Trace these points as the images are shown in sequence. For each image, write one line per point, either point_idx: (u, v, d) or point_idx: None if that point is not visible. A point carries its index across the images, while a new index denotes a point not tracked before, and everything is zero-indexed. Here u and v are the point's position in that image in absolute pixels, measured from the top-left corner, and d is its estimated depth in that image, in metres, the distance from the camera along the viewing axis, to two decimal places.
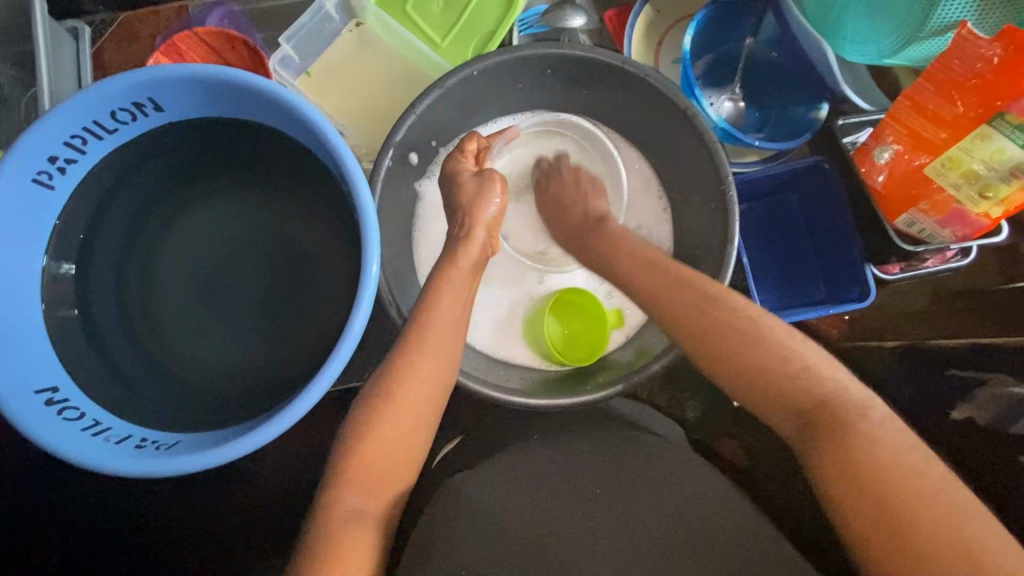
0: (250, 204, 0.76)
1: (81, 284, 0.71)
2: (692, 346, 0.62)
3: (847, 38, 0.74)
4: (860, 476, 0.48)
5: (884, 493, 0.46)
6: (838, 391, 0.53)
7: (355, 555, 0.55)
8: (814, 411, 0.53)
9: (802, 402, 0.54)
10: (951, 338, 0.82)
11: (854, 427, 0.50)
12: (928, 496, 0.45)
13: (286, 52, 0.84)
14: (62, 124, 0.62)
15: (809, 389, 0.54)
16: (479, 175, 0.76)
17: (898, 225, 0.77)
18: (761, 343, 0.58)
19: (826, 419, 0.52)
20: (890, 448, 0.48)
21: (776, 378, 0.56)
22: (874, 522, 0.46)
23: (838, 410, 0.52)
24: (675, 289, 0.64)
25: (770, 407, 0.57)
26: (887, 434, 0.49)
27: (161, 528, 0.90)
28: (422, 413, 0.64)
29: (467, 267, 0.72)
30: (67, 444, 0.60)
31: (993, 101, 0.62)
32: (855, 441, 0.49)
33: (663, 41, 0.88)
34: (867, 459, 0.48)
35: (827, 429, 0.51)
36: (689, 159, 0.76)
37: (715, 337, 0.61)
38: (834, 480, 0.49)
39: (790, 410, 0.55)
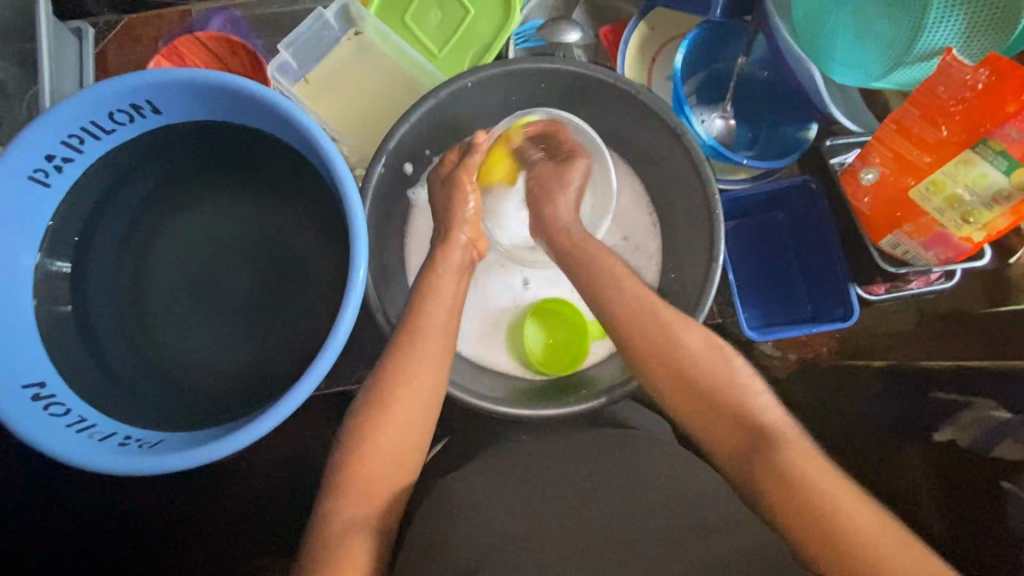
0: (243, 205, 0.77)
1: (74, 281, 0.72)
2: (661, 360, 0.63)
3: (836, 60, 0.75)
4: (796, 487, 0.52)
5: (817, 501, 0.51)
6: (762, 411, 0.59)
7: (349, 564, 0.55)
8: (751, 430, 0.58)
9: (737, 421, 0.58)
10: (937, 359, 0.83)
11: (783, 443, 0.56)
12: (853, 504, 0.50)
13: (285, 59, 0.85)
14: (61, 122, 0.62)
15: (740, 407, 0.59)
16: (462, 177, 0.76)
17: (883, 246, 0.77)
18: (705, 365, 0.61)
19: (759, 438, 0.57)
20: (813, 461, 0.54)
21: (727, 398, 0.59)
22: (817, 531, 0.50)
23: (767, 429, 0.57)
24: (651, 307, 0.66)
25: (709, 426, 0.60)
26: (807, 449, 0.55)
27: (142, 526, 0.89)
28: (416, 420, 0.64)
29: (454, 276, 0.73)
30: (51, 440, 0.60)
31: (976, 127, 0.65)
32: (787, 456, 0.54)
33: (656, 58, 0.90)
34: (800, 472, 0.53)
35: (763, 448, 0.56)
36: (674, 176, 0.78)
37: (687, 353, 0.62)
38: (773, 493, 0.53)
39: (730, 430, 0.59)
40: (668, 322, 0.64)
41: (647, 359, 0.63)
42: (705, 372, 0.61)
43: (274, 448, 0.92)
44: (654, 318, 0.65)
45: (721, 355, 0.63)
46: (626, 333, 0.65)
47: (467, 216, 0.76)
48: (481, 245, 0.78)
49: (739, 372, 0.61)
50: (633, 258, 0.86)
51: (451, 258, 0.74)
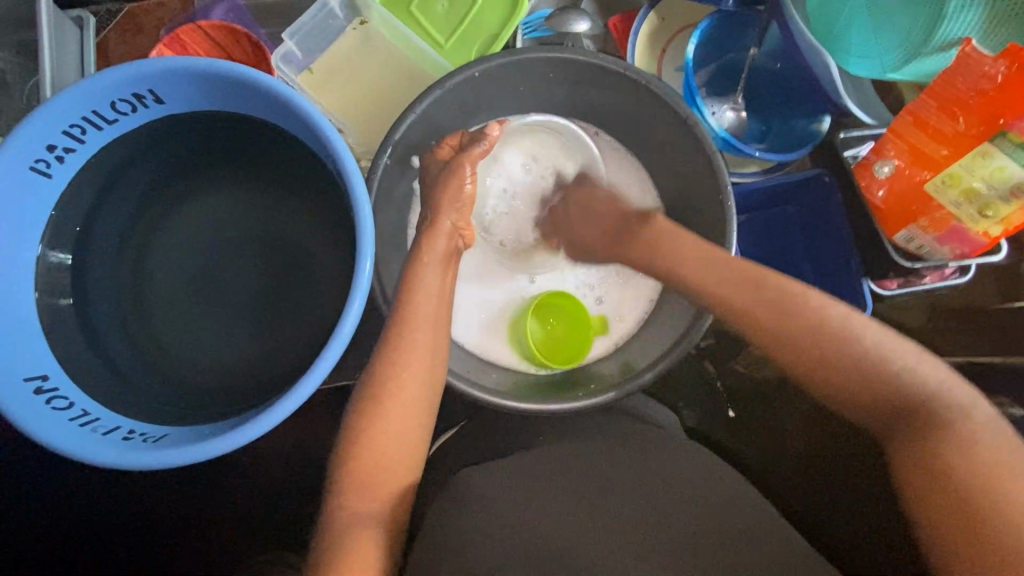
0: (247, 196, 0.76)
1: (79, 273, 0.71)
2: (782, 331, 0.62)
3: (852, 52, 0.74)
4: (943, 471, 0.51)
5: (966, 487, 0.50)
6: (938, 394, 0.56)
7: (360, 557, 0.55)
8: (910, 409, 0.56)
9: (891, 398, 0.57)
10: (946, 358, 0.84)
11: (946, 426, 0.53)
12: (1014, 499, 0.48)
13: (289, 48, 0.84)
14: (64, 111, 0.61)
15: (898, 384, 0.57)
16: (459, 164, 0.74)
17: (897, 241, 0.77)
18: (849, 337, 0.59)
19: (919, 418, 0.55)
20: (980, 452, 0.51)
21: (881, 372, 0.57)
22: (952, 512, 0.49)
23: (932, 410, 0.55)
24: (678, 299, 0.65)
25: (853, 402, 0.59)
26: (972, 431, 0.52)
27: (147, 520, 0.89)
28: (414, 416, 0.63)
29: (437, 264, 0.71)
30: (52, 434, 0.60)
31: (996, 119, 0.63)
32: (948, 441, 0.52)
33: (666, 50, 0.88)
34: (954, 457, 0.51)
35: (916, 426, 0.55)
36: (685, 169, 0.76)
37: (799, 320, 0.61)
38: (914, 472, 0.53)
39: (878, 404, 0.58)
40: (753, 295, 0.64)
41: (762, 332, 0.63)
42: (842, 345, 0.59)
43: (282, 443, 0.91)
44: (750, 295, 0.64)
45: (860, 324, 0.60)
46: (736, 305, 0.64)
47: (459, 201, 0.74)
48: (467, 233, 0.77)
49: (887, 341, 0.59)
50: None
51: (434, 245, 0.72)
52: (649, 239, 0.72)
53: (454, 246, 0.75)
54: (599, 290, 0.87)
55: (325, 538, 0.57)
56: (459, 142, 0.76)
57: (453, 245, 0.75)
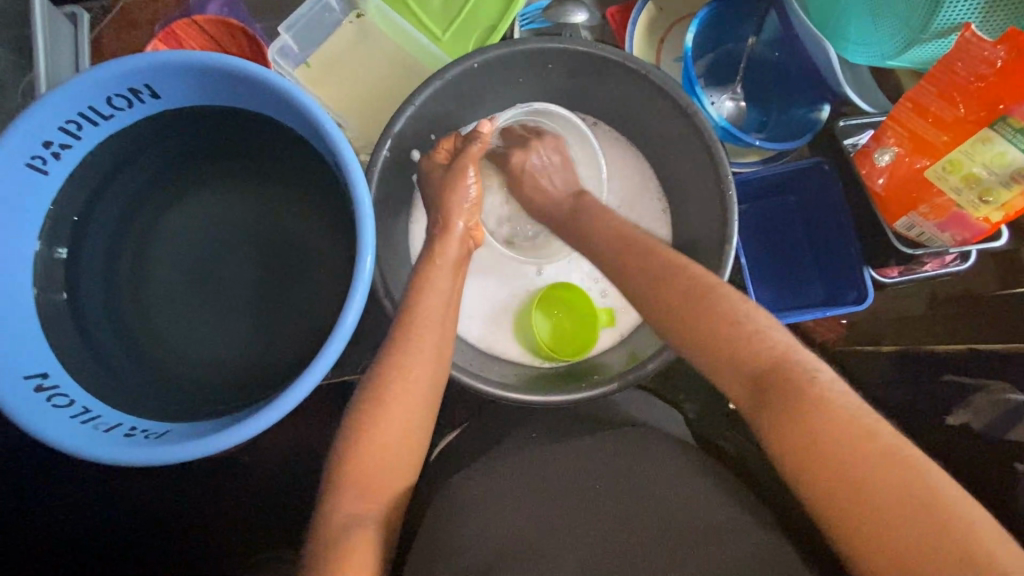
0: (244, 191, 0.75)
1: (75, 270, 0.70)
2: (671, 312, 0.61)
3: (851, 40, 0.75)
4: (817, 442, 0.48)
5: (844, 454, 0.47)
6: (788, 355, 0.54)
7: (361, 550, 0.54)
8: (766, 377, 0.53)
9: (751, 370, 0.55)
10: (948, 343, 0.83)
11: (802, 390, 0.51)
12: (882, 453, 0.46)
13: (286, 42, 0.83)
14: (57, 107, 0.61)
15: (751, 349, 0.55)
16: (463, 167, 0.75)
17: (898, 229, 0.77)
18: (716, 316, 0.58)
19: (779, 384, 0.52)
20: (835, 411, 0.49)
21: (736, 345, 0.56)
22: (842, 497, 0.46)
23: (787, 374, 0.53)
24: (674, 286, 0.62)
25: (721, 372, 0.57)
26: (828, 391, 0.50)
27: (147, 515, 0.88)
28: (416, 412, 0.63)
29: (449, 272, 0.71)
30: (55, 431, 0.59)
31: (995, 104, 0.62)
32: (810, 404, 0.50)
33: (664, 39, 0.88)
34: (824, 423, 0.48)
35: (779, 397, 0.52)
36: (686, 160, 0.76)
37: (673, 310, 0.61)
38: (789, 446, 0.50)
39: (737, 381, 0.56)
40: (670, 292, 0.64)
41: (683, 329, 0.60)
42: (716, 323, 0.58)
43: (279, 442, 0.91)
44: (652, 282, 0.64)
45: (720, 295, 0.60)
46: (642, 295, 0.64)
47: (466, 200, 0.74)
48: (478, 233, 0.76)
49: (736, 305, 0.58)
50: None
51: (447, 251, 0.72)
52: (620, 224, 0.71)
53: (468, 250, 0.75)
54: (603, 282, 0.87)
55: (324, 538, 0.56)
56: (454, 145, 0.77)
57: (467, 253, 0.75)
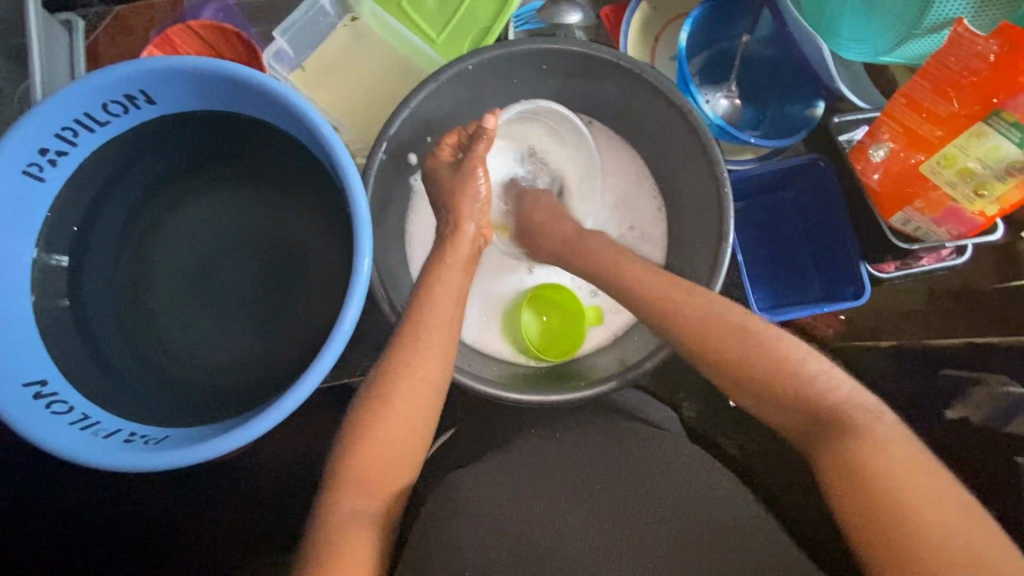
0: (241, 196, 0.75)
1: (74, 275, 0.70)
2: (702, 332, 0.60)
3: (844, 36, 0.74)
4: (861, 475, 0.48)
5: (884, 488, 0.47)
6: (850, 394, 0.54)
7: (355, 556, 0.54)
8: (824, 412, 0.54)
9: (810, 403, 0.55)
10: (946, 337, 0.84)
11: (861, 428, 0.51)
12: (927, 498, 0.46)
13: (281, 46, 0.83)
14: (53, 116, 0.61)
15: (808, 384, 0.55)
16: (471, 167, 0.74)
17: (893, 224, 0.76)
18: (765, 337, 0.58)
19: (836, 421, 0.53)
20: (888, 451, 0.49)
21: (790, 373, 0.56)
22: (879, 535, 0.46)
23: (846, 413, 0.53)
24: (701, 305, 0.62)
25: (758, 391, 0.57)
26: (886, 437, 0.50)
27: (151, 521, 0.88)
28: (417, 415, 0.63)
29: (462, 268, 0.72)
30: (53, 437, 0.59)
31: (989, 98, 0.63)
32: (864, 444, 0.50)
33: (658, 38, 0.88)
34: (870, 459, 0.49)
35: (834, 433, 0.52)
36: (682, 157, 0.76)
37: (721, 328, 0.60)
38: (834, 477, 0.50)
39: (792, 416, 0.56)
40: (684, 296, 0.63)
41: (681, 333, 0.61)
42: (741, 343, 0.58)
43: (277, 448, 0.91)
44: (683, 295, 0.63)
45: (744, 319, 0.60)
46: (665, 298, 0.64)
47: (462, 199, 0.74)
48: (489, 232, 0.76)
49: (788, 339, 0.58)
50: (637, 244, 0.86)
51: (454, 250, 0.72)
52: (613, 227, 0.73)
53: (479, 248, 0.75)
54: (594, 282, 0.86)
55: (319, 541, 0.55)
56: (459, 139, 0.75)
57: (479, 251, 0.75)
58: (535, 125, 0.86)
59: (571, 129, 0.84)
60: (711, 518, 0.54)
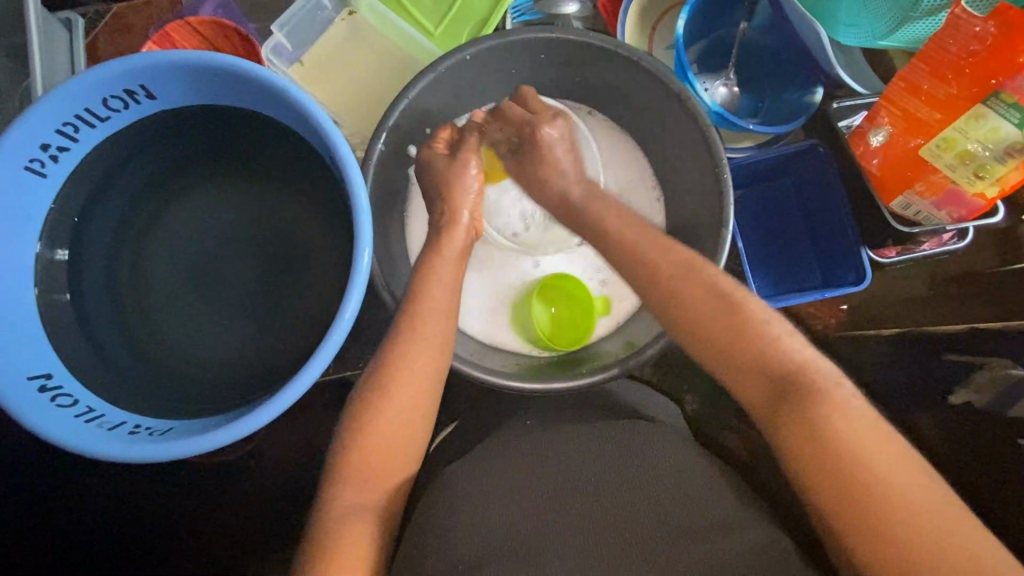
0: (240, 190, 0.76)
1: (77, 270, 0.71)
2: (677, 294, 0.59)
3: (842, 22, 0.77)
4: (829, 451, 0.47)
5: (855, 464, 0.46)
6: (804, 361, 0.52)
7: (351, 549, 0.55)
8: (782, 378, 0.52)
9: (768, 369, 0.53)
10: (950, 325, 0.83)
11: (824, 398, 0.49)
12: (895, 471, 0.45)
13: (279, 40, 0.83)
14: (53, 111, 0.61)
15: (764, 347, 0.54)
16: (465, 157, 0.74)
17: (894, 208, 0.77)
18: (730, 305, 0.56)
19: (796, 387, 0.51)
20: (850, 421, 0.48)
21: (747, 338, 0.54)
22: (851, 511, 0.45)
23: (806, 379, 0.51)
24: (671, 268, 0.60)
25: (724, 354, 0.55)
26: (843, 401, 0.49)
27: (155, 515, 0.89)
28: (418, 403, 0.63)
29: (456, 259, 0.71)
30: (58, 429, 0.60)
31: (987, 80, 0.62)
32: (823, 412, 0.49)
33: (656, 28, 0.88)
34: (837, 433, 0.47)
35: (796, 402, 0.50)
36: (681, 145, 0.76)
37: (681, 298, 0.58)
38: (799, 453, 0.49)
39: (753, 384, 0.53)
40: (663, 259, 0.61)
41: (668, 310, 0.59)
42: (721, 321, 0.56)
43: (278, 441, 0.91)
44: (660, 259, 0.61)
45: (709, 280, 0.58)
46: (652, 269, 0.61)
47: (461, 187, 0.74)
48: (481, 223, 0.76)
49: (744, 305, 0.56)
50: None
51: (449, 238, 0.72)
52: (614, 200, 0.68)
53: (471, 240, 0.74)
54: (604, 271, 0.86)
55: (321, 531, 0.56)
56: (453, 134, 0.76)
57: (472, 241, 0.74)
58: None
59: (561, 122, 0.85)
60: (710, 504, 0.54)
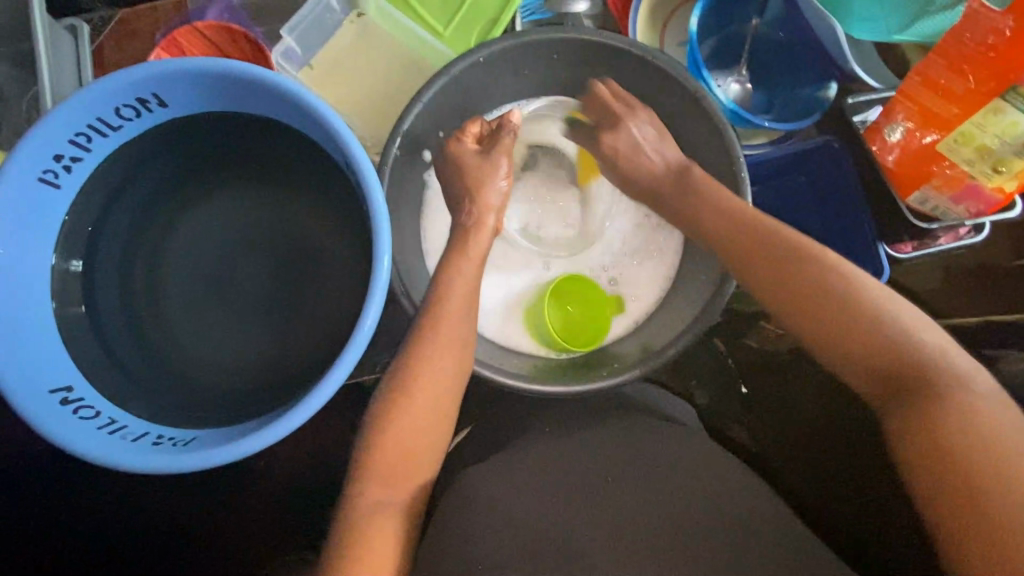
0: (254, 196, 0.75)
1: (93, 280, 0.71)
2: (803, 284, 0.62)
3: (855, 15, 0.77)
4: (938, 430, 0.50)
5: (960, 451, 0.49)
6: (932, 358, 0.55)
7: (379, 543, 0.56)
8: (901, 371, 0.55)
9: (882, 360, 0.56)
10: (963, 317, 0.86)
11: (943, 388, 0.53)
12: (1008, 455, 0.47)
13: (289, 44, 0.82)
14: (66, 122, 0.61)
15: (888, 340, 0.56)
16: (496, 157, 0.74)
17: (912, 204, 0.77)
18: (845, 304, 0.59)
19: (914, 380, 0.54)
20: (965, 413, 0.50)
21: (873, 328, 0.57)
22: (945, 491, 0.49)
23: (933, 375, 0.54)
24: (797, 258, 0.64)
25: (843, 343, 0.59)
26: (968, 398, 0.51)
27: (175, 521, 0.89)
28: (441, 406, 0.64)
29: (475, 260, 0.71)
30: (82, 442, 0.60)
31: (1005, 75, 0.62)
32: (937, 405, 0.51)
33: (667, 25, 0.88)
34: (948, 419, 0.50)
35: (912, 390, 0.54)
36: (697, 143, 0.76)
37: (807, 283, 0.62)
38: (906, 435, 0.53)
39: (871, 374, 0.57)
40: (781, 253, 0.64)
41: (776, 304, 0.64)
42: (841, 312, 0.59)
43: (295, 446, 0.91)
44: (769, 269, 0.64)
45: (837, 272, 0.61)
46: (754, 276, 0.65)
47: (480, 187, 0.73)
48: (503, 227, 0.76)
49: (877, 298, 0.59)
50: (651, 234, 0.86)
51: (467, 242, 0.72)
52: (708, 200, 0.70)
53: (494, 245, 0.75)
54: (614, 271, 0.86)
55: (343, 538, 0.56)
56: (482, 130, 0.76)
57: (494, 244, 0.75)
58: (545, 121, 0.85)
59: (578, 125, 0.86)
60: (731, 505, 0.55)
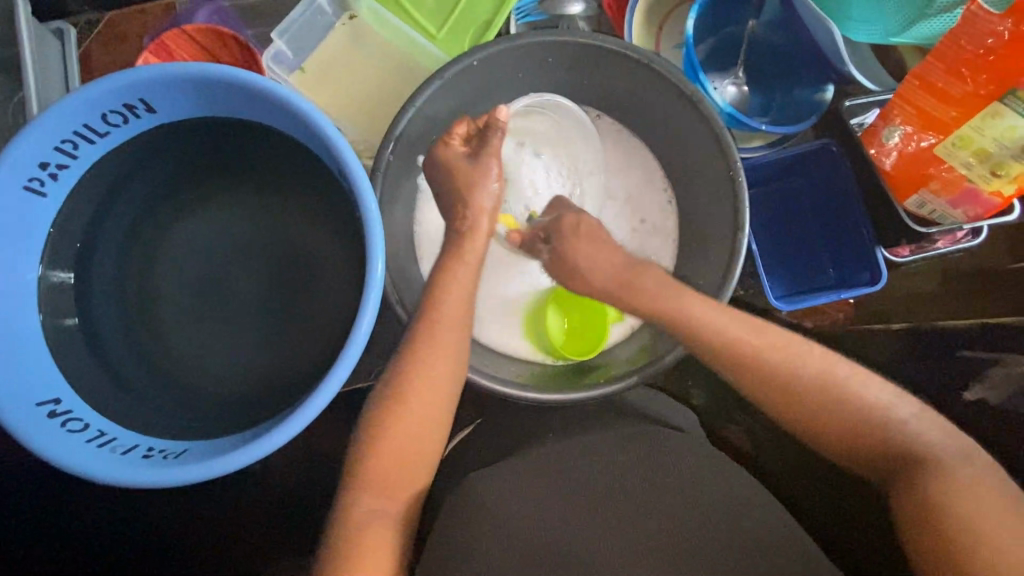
0: (246, 203, 0.74)
1: (82, 290, 0.69)
2: (793, 366, 0.61)
3: (852, 18, 0.78)
4: (946, 513, 0.51)
5: (970, 536, 0.49)
6: (929, 441, 0.56)
7: (373, 555, 0.55)
8: (901, 453, 0.56)
9: (884, 442, 0.57)
10: (958, 318, 0.84)
11: (945, 469, 0.54)
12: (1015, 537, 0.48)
13: (279, 47, 0.81)
14: (52, 128, 0.60)
15: (887, 421, 0.57)
16: (485, 159, 0.70)
17: (909, 207, 0.76)
18: (840, 386, 0.59)
19: (914, 460, 0.55)
20: (969, 492, 0.51)
21: (870, 411, 0.58)
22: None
23: (932, 456, 0.55)
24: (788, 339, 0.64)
25: (841, 425, 0.59)
26: (969, 478, 0.52)
27: (168, 531, 0.88)
28: (432, 417, 0.63)
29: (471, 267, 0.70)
30: (71, 456, 0.59)
31: (1006, 77, 0.62)
32: (943, 487, 0.52)
33: (663, 27, 0.87)
34: (955, 502, 0.51)
35: (916, 469, 0.55)
36: (693, 147, 0.75)
37: (798, 364, 0.61)
38: (914, 519, 0.53)
39: (872, 453, 0.58)
40: (771, 333, 0.64)
41: (755, 376, 0.62)
42: (837, 393, 0.59)
43: (289, 455, 0.90)
44: (752, 337, 0.63)
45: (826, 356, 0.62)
46: (728, 350, 0.63)
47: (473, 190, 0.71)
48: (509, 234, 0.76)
49: (868, 382, 0.60)
50: (649, 238, 0.85)
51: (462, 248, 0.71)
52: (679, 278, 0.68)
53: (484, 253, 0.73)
54: None
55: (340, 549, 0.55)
56: (469, 130, 0.72)
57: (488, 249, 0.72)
58: (541, 120, 0.84)
59: (575, 125, 0.84)
60: (733, 516, 0.54)
